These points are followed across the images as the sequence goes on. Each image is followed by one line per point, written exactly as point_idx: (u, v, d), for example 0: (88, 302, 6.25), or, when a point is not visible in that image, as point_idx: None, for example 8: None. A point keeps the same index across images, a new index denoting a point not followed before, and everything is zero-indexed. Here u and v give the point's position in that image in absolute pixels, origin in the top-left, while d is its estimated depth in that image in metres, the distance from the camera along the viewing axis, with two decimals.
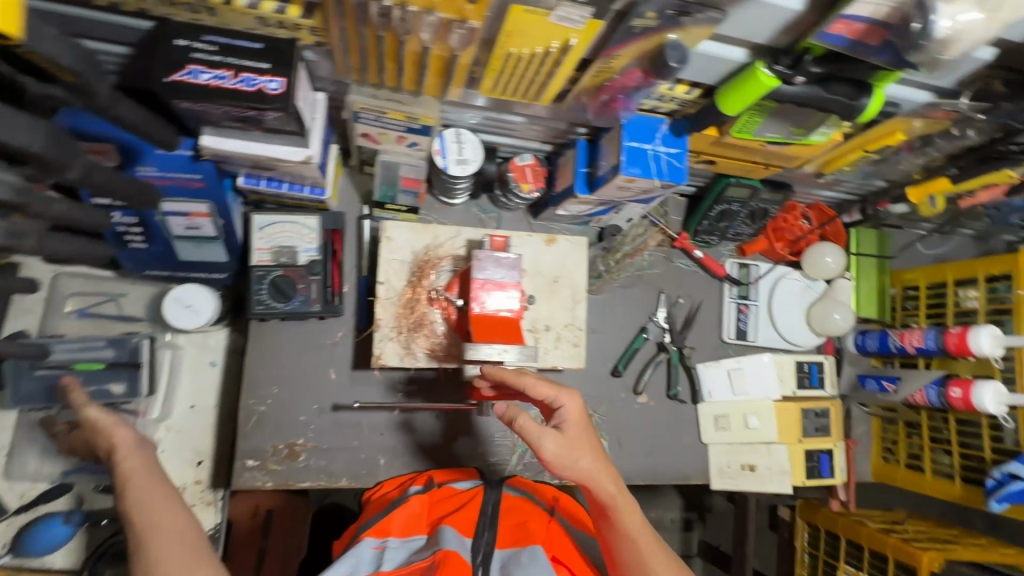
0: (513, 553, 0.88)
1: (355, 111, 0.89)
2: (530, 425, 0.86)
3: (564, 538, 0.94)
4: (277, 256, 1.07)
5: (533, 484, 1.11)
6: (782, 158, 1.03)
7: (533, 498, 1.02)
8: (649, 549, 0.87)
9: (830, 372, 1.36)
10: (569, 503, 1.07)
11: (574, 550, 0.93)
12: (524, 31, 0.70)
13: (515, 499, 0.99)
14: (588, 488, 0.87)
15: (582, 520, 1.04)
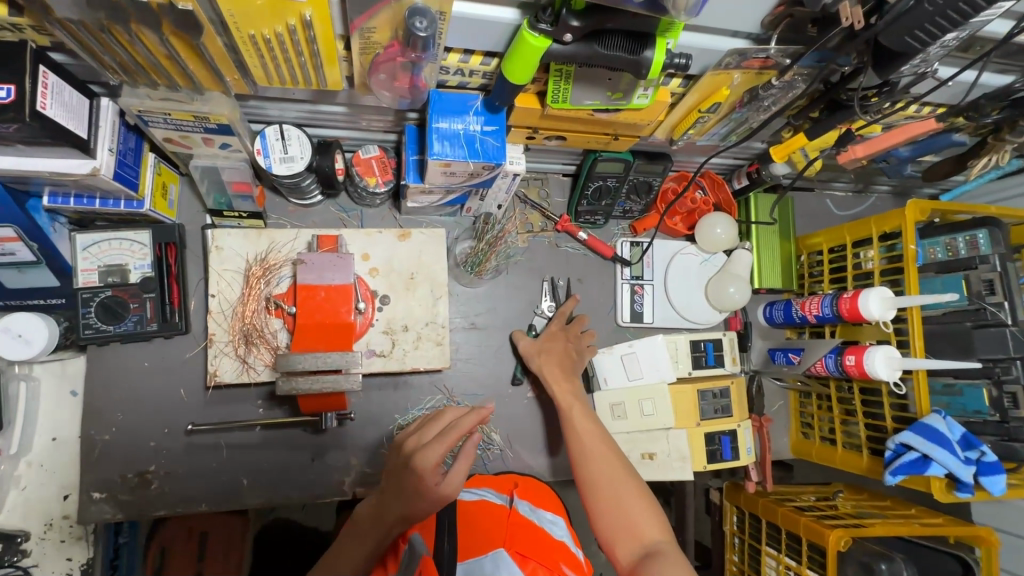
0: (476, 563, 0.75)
1: (135, 114, 0.83)
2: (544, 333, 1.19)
3: (528, 528, 0.83)
4: (106, 275, 1.01)
5: (490, 483, 1.04)
6: (626, 126, 0.95)
7: (491, 499, 0.93)
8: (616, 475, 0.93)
9: (730, 349, 1.28)
10: (528, 490, 1.02)
11: (541, 538, 0.82)
12: (250, 10, 0.63)
13: (471, 504, 0.90)
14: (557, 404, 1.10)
15: (542, 505, 0.96)
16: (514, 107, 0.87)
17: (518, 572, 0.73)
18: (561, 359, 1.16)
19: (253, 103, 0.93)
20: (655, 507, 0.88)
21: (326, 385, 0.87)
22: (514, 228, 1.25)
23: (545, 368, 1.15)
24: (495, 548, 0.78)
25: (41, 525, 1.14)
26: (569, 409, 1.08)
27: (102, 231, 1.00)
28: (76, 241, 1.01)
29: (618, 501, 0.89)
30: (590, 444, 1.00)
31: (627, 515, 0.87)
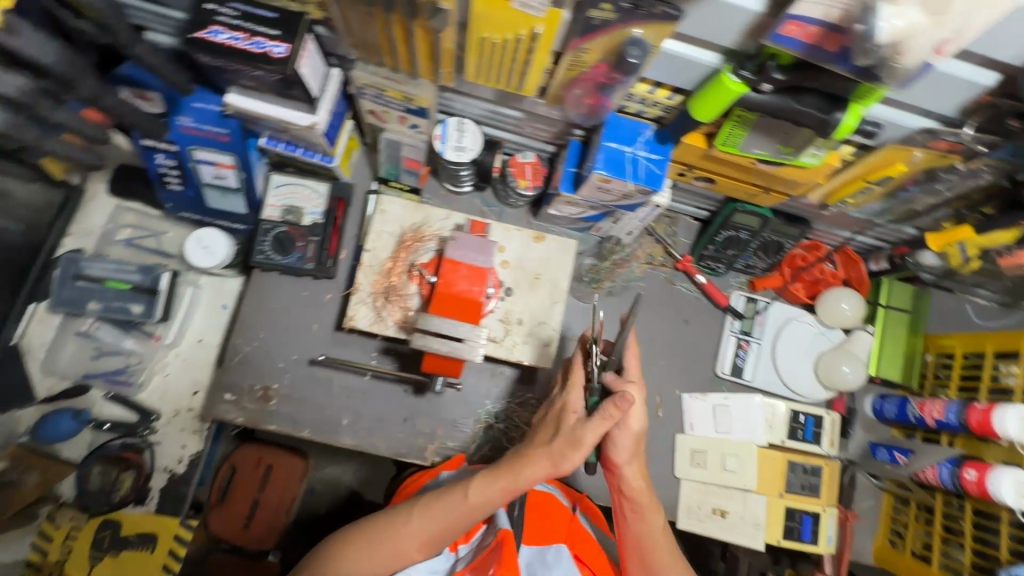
0: (538, 550, 0.96)
1: (358, 85, 0.98)
2: (626, 407, 0.84)
3: (585, 538, 1.00)
4: (285, 213, 1.18)
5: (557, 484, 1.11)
6: (781, 182, 0.98)
7: (559, 495, 1.06)
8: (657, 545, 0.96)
9: (830, 430, 1.24)
10: (591, 504, 1.08)
11: (593, 550, 1.00)
12: (493, 17, 0.74)
13: (543, 494, 1.03)
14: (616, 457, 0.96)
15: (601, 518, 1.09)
16: (681, 142, 0.93)
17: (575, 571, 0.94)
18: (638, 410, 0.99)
19: (447, 94, 1.06)
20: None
21: (452, 350, 0.96)
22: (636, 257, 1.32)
23: (617, 447, 0.92)
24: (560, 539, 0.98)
25: (171, 410, 1.32)
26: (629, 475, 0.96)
27: (290, 176, 1.19)
28: (272, 179, 1.19)
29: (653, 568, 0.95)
30: (658, 548, 0.95)
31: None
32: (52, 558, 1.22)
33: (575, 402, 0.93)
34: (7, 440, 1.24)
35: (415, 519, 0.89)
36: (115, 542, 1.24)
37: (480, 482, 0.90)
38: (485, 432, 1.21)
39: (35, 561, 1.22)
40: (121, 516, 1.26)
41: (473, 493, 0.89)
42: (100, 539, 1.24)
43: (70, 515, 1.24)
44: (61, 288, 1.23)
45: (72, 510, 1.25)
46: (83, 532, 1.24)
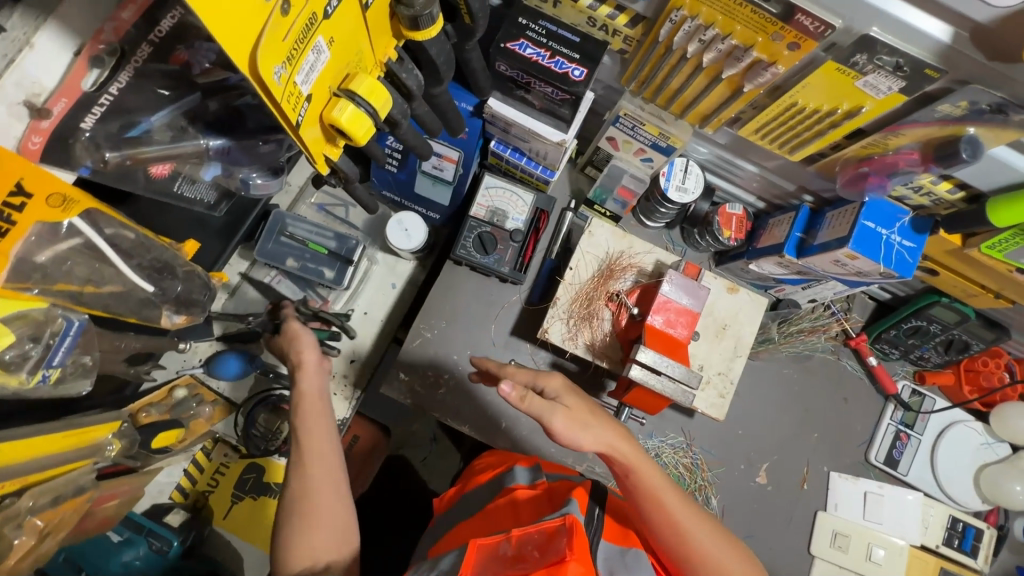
0: (618, 547, 0.84)
1: (618, 115, 1.01)
2: (541, 404, 0.83)
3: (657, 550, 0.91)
4: (491, 215, 1.22)
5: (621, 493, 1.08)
6: (1019, 292, 0.97)
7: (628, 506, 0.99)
8: (701, 540, 0.82)
9: (988, 545, 1.21)
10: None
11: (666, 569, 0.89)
12: (823, 87, 0.76)
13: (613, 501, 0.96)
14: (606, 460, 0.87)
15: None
16: (937, 234, 0.93)
17: None
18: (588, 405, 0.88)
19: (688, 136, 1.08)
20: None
21: (665, 390, 0.96)
22: (825, 331, 1.28)
23: (585, 440, 0.84)
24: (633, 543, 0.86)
25: None
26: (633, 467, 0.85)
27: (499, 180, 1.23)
28: (484, 179, 1.23)
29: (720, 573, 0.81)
30: (671, 510, 0.83)
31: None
32: (198, 489, 1.28)
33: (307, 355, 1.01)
34: (180, 369, 1.28)
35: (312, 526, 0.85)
36: (256, 486, 1.29)
37: (309, 456, 0.89)
38: None
39: (184, 488, 1.28)
40: (266, 462, 1.30)
41: (315, 476, 0.88)
42: (243, 481, 1.29)
43: (223, 452, 1.30)
44: (266, 240, 1.28)
45: (225, 447, 1.31)
46: (231, 469, 1.30)
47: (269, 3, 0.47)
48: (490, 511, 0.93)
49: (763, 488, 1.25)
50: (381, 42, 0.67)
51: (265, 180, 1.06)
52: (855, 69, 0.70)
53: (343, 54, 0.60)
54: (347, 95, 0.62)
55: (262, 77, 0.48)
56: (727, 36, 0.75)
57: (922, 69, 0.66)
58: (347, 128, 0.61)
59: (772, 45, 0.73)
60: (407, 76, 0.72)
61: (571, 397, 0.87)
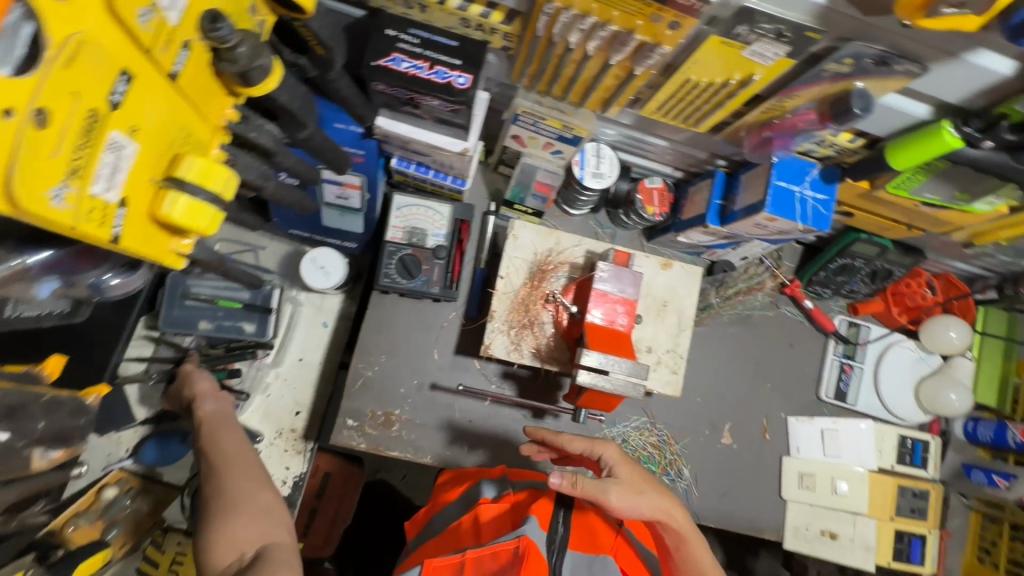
0: (586, 557, 0.86)
1: (517, 113, 0.95)
2: (593, 486, 0.88)
3: (630, 555, 0.92)
4: (409, 235, 1.15)
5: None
6: (928, 220, 0.99)
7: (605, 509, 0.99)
8: None
9: (935, 455, 1.29)
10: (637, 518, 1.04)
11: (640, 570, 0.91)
12: (712, 61, 0.73)
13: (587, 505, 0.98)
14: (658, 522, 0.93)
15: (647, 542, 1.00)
16: (846, 182, 0.94)
17: None
18: (643, 475, 0.94)
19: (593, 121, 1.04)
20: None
21: (616, 388, 0.94)
22: (761, 288, 1.30)
23: (642, 509, 0.90)
24: (602, 553, 0.87)
25: (273, 431, 1.28)
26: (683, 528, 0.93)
27: (410, 196, 1.16)
28: (394, 200, 1.15)
29: None
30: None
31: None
32: None
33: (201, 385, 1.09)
34: (107, 465, 1.19)
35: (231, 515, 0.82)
36: None
37: (221, 460, 0.91)
38: None
39: None
40: None
41: (230, 474, 0.89)
42: None
43: (177, 541, 1.20)
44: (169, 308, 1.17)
45: (179, 535, 1.20)
46: (189, 556, 1.19)
47: (14, 121, 0.39)
48: (454, 526, 0.94)
49: (729, 447, 1.28)
50: (210, 105, 0.63)
51: (123, 277, 0.78)
52: (739, 40, 0.68)
53: (156, 142, 0.55)
54: (174, 184, 0.58)
55: (33, 210, 0.42)
56: (607, 22, 0.70)
57: (804, 32, 0.64)
58: (183, 224, 0.57)
59: (654, 26, 0.69)
60: (256, 134, 0.71)
61: (625, 469, 0.93)
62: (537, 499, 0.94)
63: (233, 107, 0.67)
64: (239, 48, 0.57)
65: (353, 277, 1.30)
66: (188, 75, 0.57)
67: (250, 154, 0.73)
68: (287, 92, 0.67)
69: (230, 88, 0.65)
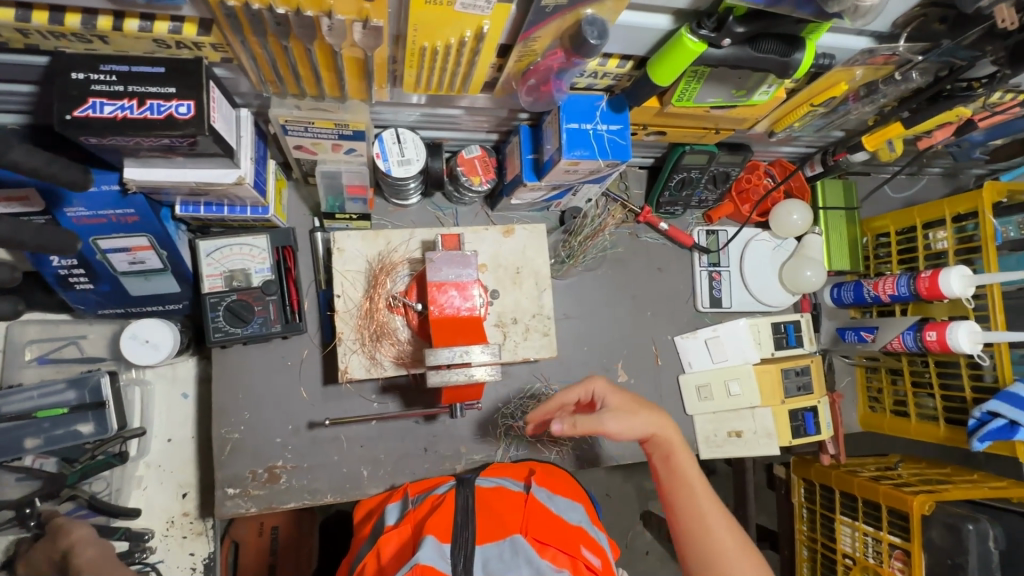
0: (494, 548, 0.81)
1: (281, 124, 0.86)
2: (587, 420, 0.87)
3: (544, 514, 0.89)
4: (229, 280, 1.05)
5: (507, 472, 1.07)
6: (729, 121, 1.00)
7: (508, 485, 0.98)
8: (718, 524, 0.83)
9: (807, 329, 1.36)
10: (545, 476, 1.05)
11: (556, 522, 0.87)
12: (433, 22, 0.67)
13: (489, 490, 0.95)
14: (654, 448, 0.90)
15: (560, 492, 0.99)
16: (636, 106, 0.92)
17: (537, 557, 0.79)
18: (636, 399, 0.92)
19: (378, 108, 0.96)
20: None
21: (471, 376, 0.91)
22: (606, 227, 1.25)
23: (637, 428, 0.87)
24: (510, 533, 0.83)
25: (164, 521, 1.19)
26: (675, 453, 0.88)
27: (224, 237, 1.03)
28: (200, 247, 1.03)
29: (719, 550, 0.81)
30: (703, 509, 0.84)
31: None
32: None
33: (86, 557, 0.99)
34: None
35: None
36: None
37: None
38: (508, 434, 1.21)
39: None
40: None
41: None
42: None
43: None
44: None
45: None
46: None
47: None
48: (358, 572, 0.86)
49: (627, 384, 1.30)
50: None
51: None
52: None
53: None
54: None
55: None
56: (298, 9, 0.64)
57: None
58: None
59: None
60: None
61: (616, 398, 0.91)
62: (435, 511, 0.89)
63: None
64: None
65: (196, 337, 1.19)
66: None
67: None
68: None
69: None
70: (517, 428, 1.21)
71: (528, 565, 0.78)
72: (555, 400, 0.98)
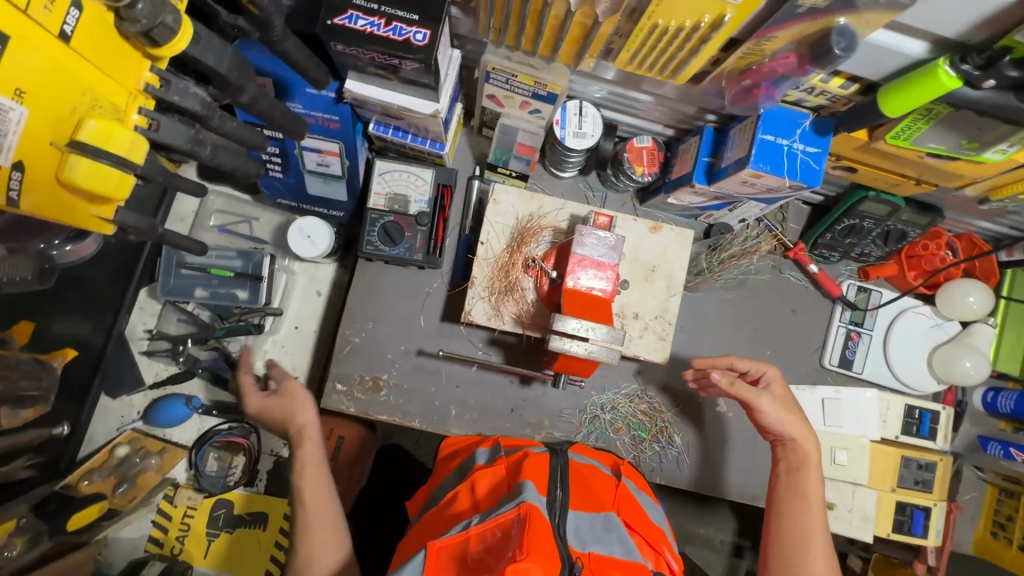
0: (587, 517, 0.87)
1: (488, 71, 0.91)
2: (745, 389, 0.97)
3: (631, 505, 0.94)
4: (391, 202, 1.14)
5: (593, 454, 1.08)
6: (938, 175, 0.91)
7: (598, 465, 1.02)
8: (816, 529, 0.92)
9: (945, 425, 1.20)
10: (631, 470, 1.07)
11: (641, 513, 0.94)
12: (677, 2, 0.67)
13: (582, 466, 0.99)
14: (787, 443, 1.00)
15: (643, 488, 1.04)
16: (842, 133, 0.86)
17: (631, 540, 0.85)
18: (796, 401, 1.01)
19: (573, 77, 0.99)
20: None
21: (591, 354, 0.92)
22: (756, 251, 1.21)
23: (785, 427, 0.98)
24: (604, 509, 0.89)
25: None
26: (808, 459, 0.98)
27: (390, 161, 1.15)
28: (376, 165, 1.15)
29: (805, 539, 0.91)
30: (810, 506, 0.94)
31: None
32: (171, 537, 1.25)
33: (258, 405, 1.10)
34: (120, 425, 1.27)
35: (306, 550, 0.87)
36: (230, 520, 1.27)
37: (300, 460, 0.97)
38: (591, 422, 1.21)
39: (157, 538, 1.25)
40: (233, 496, 1.28)
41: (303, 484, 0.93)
42: (215, 517, 1.27)
43: (186, 496, 1.27)
44: (167, 277, 1.23)
45: (188, 491, 1.27)
46: (198, 511, 1.27)
47: None
48: (450, 497, 0.93)
49: (724, 415, 1.25)
50: (123, 70, 0.65)
51: (77, 245, 0.83)
52: None
53: (51, 103, 0.57)
54: (78, 147, 0.60)
55: None
56: None
57: None
58: (86, 185, 0.61)
59: None
60: (182, 97, 0.72)
61: (780, 391, 1.01)
62: (529, 461, 0.94)
63: (152, 70, 0.69)
64: (136, 4, 0.59)
65: (343, 245, 1.31)
66: (82, 36, 0.58)
67: (175, 117, 0.74)
68: (205, 52, 0.70)
69: (144, 51, 0.67)
70: (601, 419, 1.21)
71: (620, 543, 0.83)
72: (722, 360, 1.04)
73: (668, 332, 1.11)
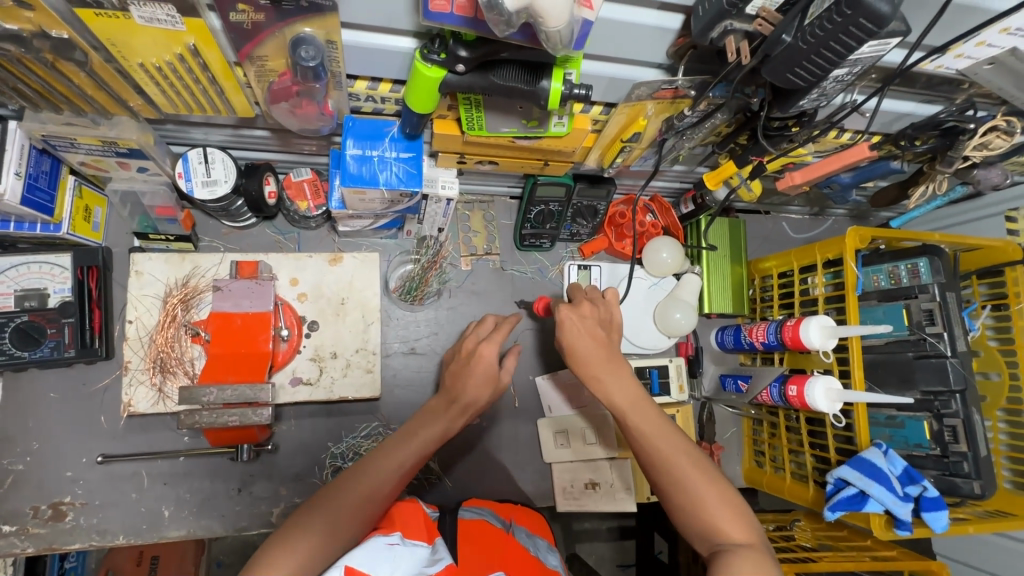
0: None
1: (38, 138, 0.81)
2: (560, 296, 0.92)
3: (519, 555, 0.82)
4: (22, 300, 0.98)
5: (490, 506, 1.02)
6: (551, 152, 0.93)
7: (489, 519, 0.92)
8: (660, 431, 0.78)
9: (677, 376, 1.25)
10: (524, 520, 0.99)
11: (533, 564, 0.82)
12: (127, 38, 0.62)
13: (469, 523, 0.88)
14: (587, 372, 0.85)
15: (538, 535, 0.94)
16: (432, 131, 0.85)
17: None
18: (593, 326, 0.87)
19: (171, 126, 0.90)
20: (741, 501, 0.74)
21: (241, 417, 0.85)
22: (440, 259, 1.17)
23: (576, 344, 0.86)
24: (492, 568, 0.77)
25: None
26: (598, 376, 0.84)
27: (22, 254, 0.98)
28: None
29: (656, 449, 0.76)
30: (636, 421, 0.79)
31: (696, 496, 0.72)
32: None
33: (487, 352, 0.88)
34: None
35: (276, 553, 0.61)
36: None
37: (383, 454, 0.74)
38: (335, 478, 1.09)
39: None
40: None
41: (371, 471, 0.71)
42: None
43: None
44: None
45: None
46: None
47: None
48: None
49: (479, 425, 1.22)
50: None
51: None
52: (109, 6, 0.57)
53: None
54: None
55: None
56: None
57: None
58: None
59: (10, 10, 0.59)
60: None
61: (586, 306, 0.89)
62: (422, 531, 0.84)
63: None
64: None
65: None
66: None
67: None
68: None
69: None
70: (345, 470, 1.10)
71: None
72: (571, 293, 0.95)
73: (373, 362, 1.08)
